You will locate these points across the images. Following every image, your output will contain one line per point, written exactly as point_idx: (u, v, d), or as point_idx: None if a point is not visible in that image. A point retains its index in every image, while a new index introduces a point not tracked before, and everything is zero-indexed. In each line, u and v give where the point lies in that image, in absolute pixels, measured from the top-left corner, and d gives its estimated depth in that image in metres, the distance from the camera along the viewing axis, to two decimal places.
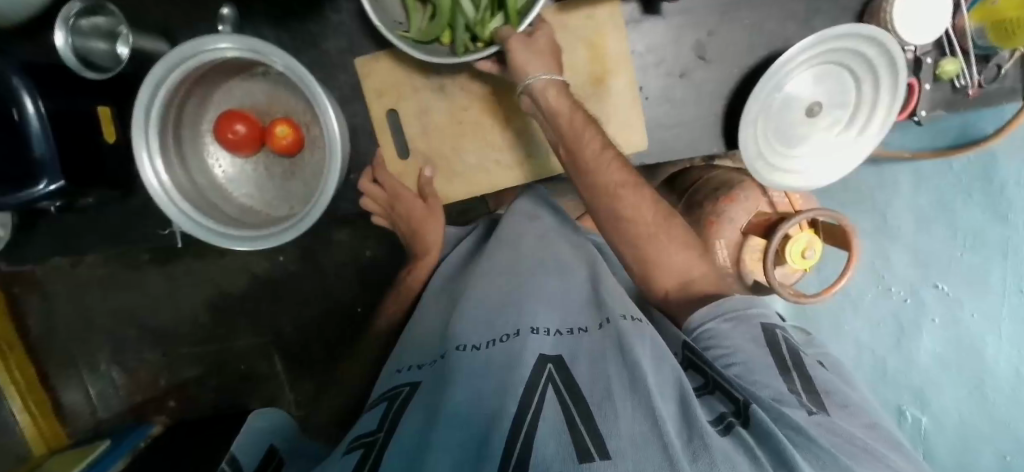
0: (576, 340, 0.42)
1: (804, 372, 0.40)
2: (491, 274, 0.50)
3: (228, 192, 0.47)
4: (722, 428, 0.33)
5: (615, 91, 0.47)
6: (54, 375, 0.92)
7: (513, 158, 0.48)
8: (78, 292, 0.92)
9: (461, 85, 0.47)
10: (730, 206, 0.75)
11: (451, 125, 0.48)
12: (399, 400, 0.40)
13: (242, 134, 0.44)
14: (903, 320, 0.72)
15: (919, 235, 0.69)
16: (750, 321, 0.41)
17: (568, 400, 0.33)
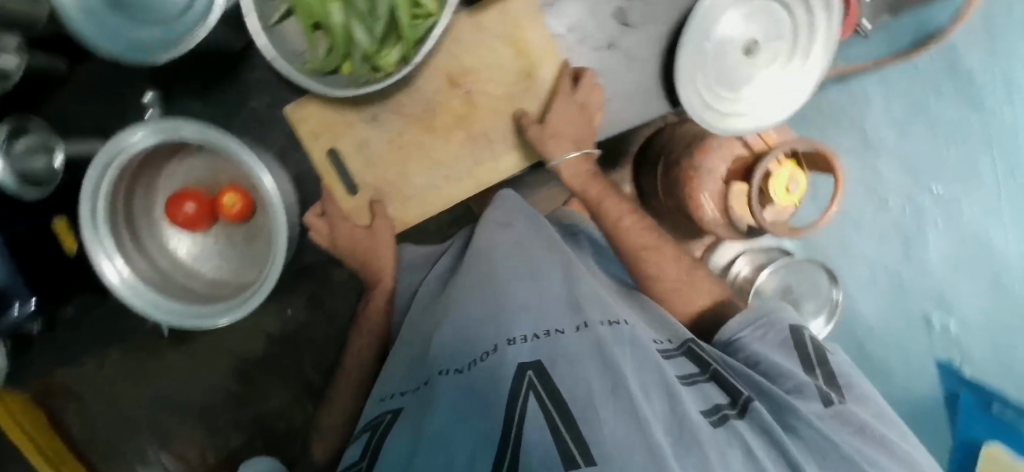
0: (553, 342, 0.40)
1: (827, 368, 0.45)
2: (468, 293, 0.50)
3: (195, 269, 0.48)
4: (718, 419, 0.35)
5: (547, 81, 0.48)
6: None
7: (465, 170, 0.49)
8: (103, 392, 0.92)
9: (395, 110, 0.47)
10: (705, 157, 0.75)
11: (393, 150, 0.48)
12: (382, 428, 0.41)
13: (193, 212, 0.44)
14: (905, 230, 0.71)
15: (903, 141, 0.69)
16: (776, 325, 0.48)
17: (551, 408, 0.32)
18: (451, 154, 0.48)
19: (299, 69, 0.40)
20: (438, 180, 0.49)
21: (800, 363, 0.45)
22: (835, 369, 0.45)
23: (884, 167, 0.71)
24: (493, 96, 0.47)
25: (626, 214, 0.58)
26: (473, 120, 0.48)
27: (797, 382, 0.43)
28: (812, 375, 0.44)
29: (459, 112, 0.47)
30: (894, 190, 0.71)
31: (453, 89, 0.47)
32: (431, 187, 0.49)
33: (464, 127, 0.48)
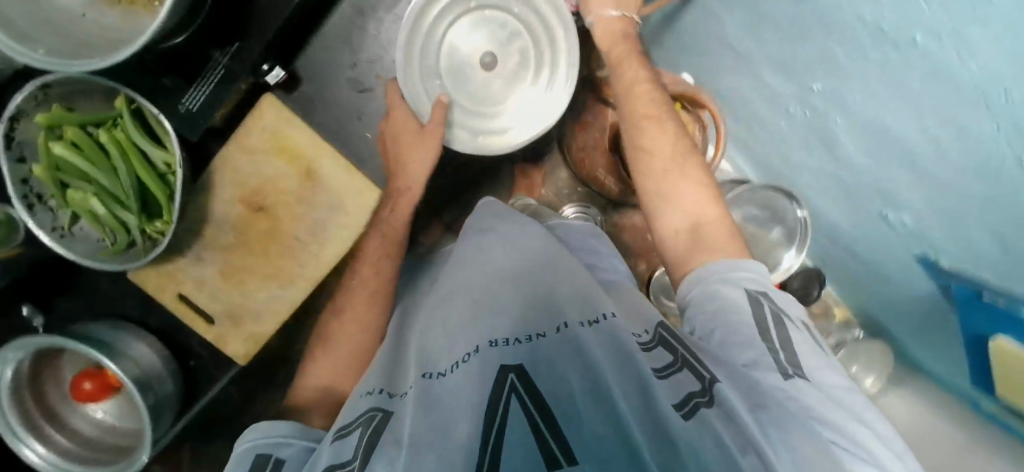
0: (534, 348, 0.35)
1: (785, 335, 0.39)
2: (446, 304, 0.46)
3: (118, 425, 0.57)
4: (688, 411, 0.28)
5: (329, 175, 0.51)
6: None
7: (288, 279, 0.52)
8: None
9: (210, 245, 0.51)
10: (585, 133, 0.75)
11: (225, 281, 0.52)
12: (371, 425, 0.34)
13: (88, 388, 0.53)
14: (820, 132, 0.62)
15: (761, 45, 0.59)
16: (734, 283, 0.42)
17: (536, 417, 0.29)
18: (277, 265, 0.52)
19: (96, 255, 0.47)
20: (277, 290, 0.52)
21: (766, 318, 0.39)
22: (796, 335, 0.39)
23: (768, 78, 0.62)
24: (291, 199, 0.51)
25: (640, 88, 0.57)
26: (280, 229, 0.52)
27: (755, 353, 0.36)
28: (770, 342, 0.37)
29: (259, 230, 0.51)
30: (789, 97, 0.62)
31: (252, 212, 0.51)
32: (276, 296, 0.52)
33: (277, 238, 0.52)
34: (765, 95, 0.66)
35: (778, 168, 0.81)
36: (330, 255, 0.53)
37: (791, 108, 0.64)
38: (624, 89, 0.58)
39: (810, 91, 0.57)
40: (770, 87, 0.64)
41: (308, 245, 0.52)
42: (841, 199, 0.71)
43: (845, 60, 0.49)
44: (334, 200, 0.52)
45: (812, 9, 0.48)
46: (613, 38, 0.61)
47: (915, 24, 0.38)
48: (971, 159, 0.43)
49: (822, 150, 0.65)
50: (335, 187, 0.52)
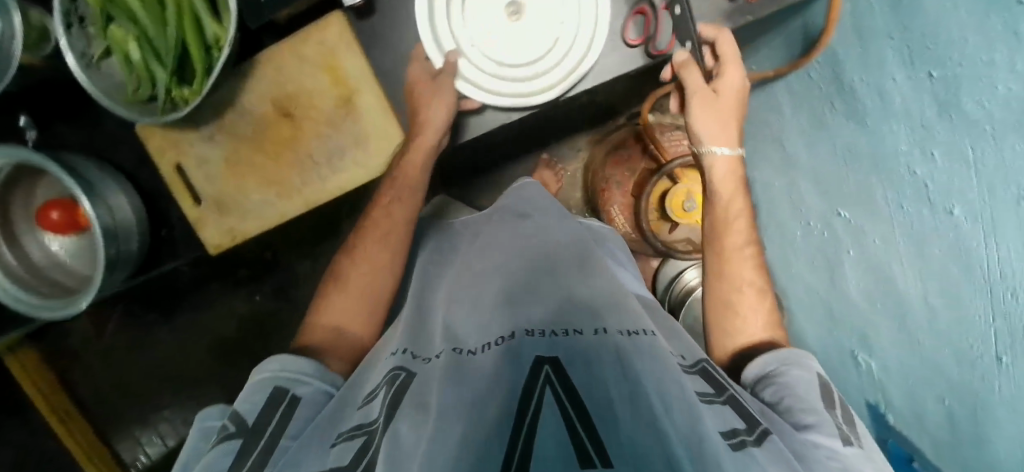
0: (570, 342, 0.39)
1: (848, 415, 0.42)
2: (487, 286, 0.51)
3: (68, 265, 0.55)
4: (736, 443, 0.33)
5: (366, 109, 0.51)
6: (110, 432, 1.18)
7: (285, 191, 0.51)
8: (109, 361, 1.16)
9: (226, 131, 0.50)
10: (615, 169, 0.77)
11: (227, 170, 0.51)
12: (394, 385, 0.40)
13: (54, 220, 0.51)
14: (829, 256, 0.63)
15: (811, 154, 0.59)
16: (806, 366, 0.46)
17: (568, 406, 0.32)
18: (281, 175, 0.51)
19: (114, 97, 0.47)
20: (264, 198, 0.52)
21: (823, 399, 0.43)
22: (853, 418, 0.42)
23: (804, 186, 0.63)
24: (323, 117, 0.51)
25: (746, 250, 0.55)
26: (299, 140, 0.51)
27: (815, 419, 0.40)
28: (833, 412, 0.42)
29: (274, 134, 0.51)
30: (814, 211, 0.63)
31: (279, 116, 0.51)
32: (268, 204, 0.52)
33: (291, 148, 0.51)
34: (793, 202, 0.67)
35: (776, 272, 0.82)
36: (335, 184, 0.52)
37: (811, 223, 0.64)
38: (718, 220, 0.56)
39: (837, 216, 0.58)
40: (803, 197, 0.64)
41: (318, 166, 0.52)
42: (822, 324, 0.72)
43: (885, 207, 0.49)
44: (359, 133, 0.51)
45: (870, 143, 0.48)
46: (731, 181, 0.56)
47: (960, 200, 0.39)
48: (957, 337, 0.45)
49: (824, 272, 0.66)
50: (367, 123, 0.51)
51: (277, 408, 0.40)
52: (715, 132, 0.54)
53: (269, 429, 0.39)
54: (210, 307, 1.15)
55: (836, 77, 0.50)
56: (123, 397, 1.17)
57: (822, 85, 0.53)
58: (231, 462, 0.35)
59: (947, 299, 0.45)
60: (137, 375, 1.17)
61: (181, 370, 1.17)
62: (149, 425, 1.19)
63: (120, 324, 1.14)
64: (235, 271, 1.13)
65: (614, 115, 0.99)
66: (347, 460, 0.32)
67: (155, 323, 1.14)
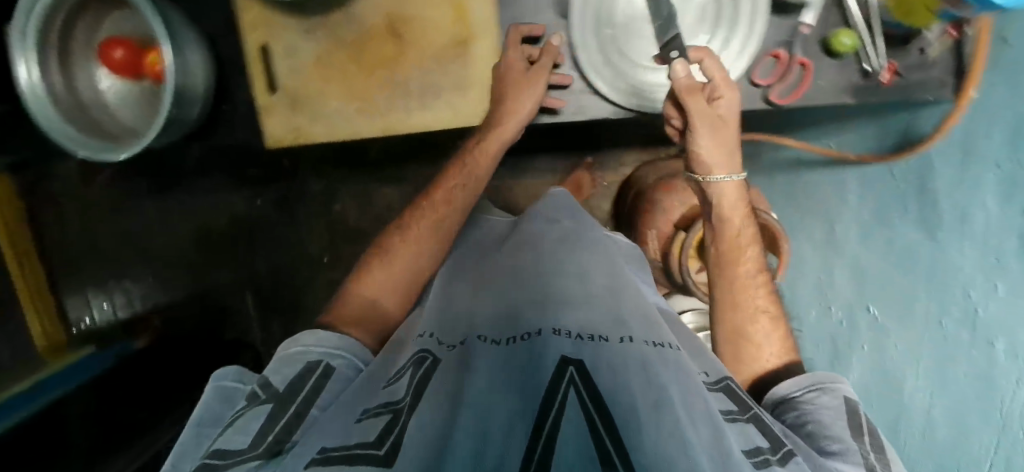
0: (596, 347, 0.36)
1: (880, 439, 0.39)
2: (512, 281, 0.49)
3: (113, 111, 0.51)
4: (761, 461, 0.32)
5: (479, 55, 0.46)
6: (61, 283, 1.10)
7: (362, 109, 0.47)
8: (85, 213, 1.08)
9: (327, 27, 0.46)
10: (665, 195, 0.72)
11: (313, 68, 0.47)
12: (422, 367, 0.40)
13: (119, 58, 0.47)
14: (840, 344, 0.65)
15: (862, 247, 0.60)
16: (833, 391, 0.43)
17: (591, 409, 0.30)
18: (364, 90, 0.47)
19: None
20: (340, 111, 0.48)
21: (850, 426, 0.40)
22: (885, 443, 0.39)
23: (840, 274, 0.64)
24: (427, 50, 0.46)
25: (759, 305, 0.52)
26: (397, 64, 0.46)
27: (839, 447, 0.38)
28: (860, 439, 0.39)
29: (371, 50, 0.46)
30: (840, 298, 0.64)
31: (383, 27, 0.46)
32: (341, 118, 0.48)
33: (387, 69, 0.47)
34: (818, 284, 0.69)
35: None
36: (419, 123, 0.47)
37: (832, 309, 0.66)
38: (723, 246, 0.52)
39: (863, 310, 0.60)
40: (834, 285, 0.65)
41: (409, 97, 0.47)
42: None
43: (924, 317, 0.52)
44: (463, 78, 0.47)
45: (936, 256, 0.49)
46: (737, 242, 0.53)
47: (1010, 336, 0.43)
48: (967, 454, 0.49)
49: (826, 356, 0.68)
50: (474, 69, 0.47)
51: (311, 376, 0.41)
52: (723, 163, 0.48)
53: (302, 394, 0.39)
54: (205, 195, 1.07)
55: (917, 181, 0.51)
56: (86, 254, 1.10)
57: (900, 185, 0.54)
58: (261, 422, 0.35)
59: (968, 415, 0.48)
60: (107, 238, 1.09)
61: (154, 247, 1.10)
62: (104, 290, 1.12)
63: (109, 181, 1.07)
64: None
65: (665, 140, 0.97)
66: (371, 435, 0.32)
67: (144, 191, 1.06)
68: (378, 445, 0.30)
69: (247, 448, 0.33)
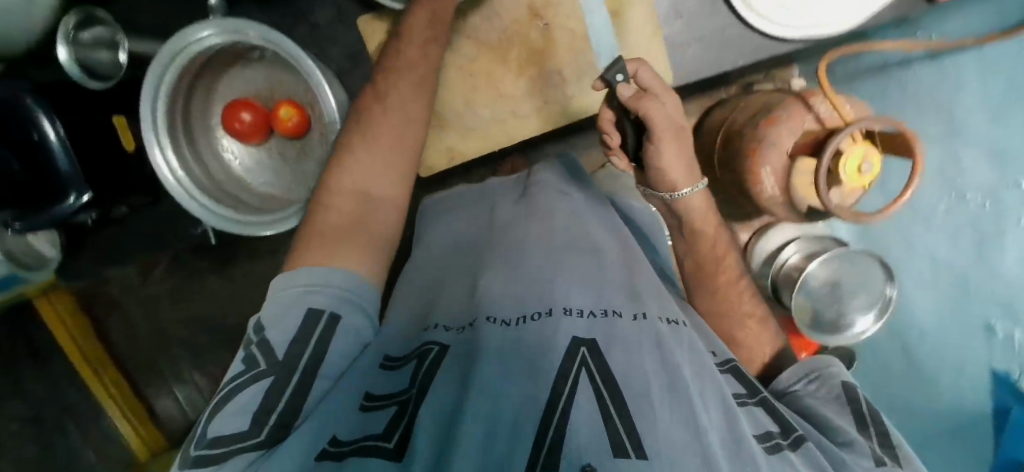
0: (610, 323, 0.39)
1: (882, 428, 0.40)
2: (506, 264, 0.47)
3: (247, 182, 0.51)
4: (772, 447, 0.33)
5: (623, 28, 0.53)
6: (145, 386, 1.05)
7: (524, 109, 0.57)
8: (151, 306, 1.02)
9: (467, 39, 0.54)
10: (771, 129, 0.69)
11: (460, 77, 0.56)
12: (425, 360, 0.37)
13: (249, 122, 0.47)
14: (982, 228, 0.64)
15: (991, 127, 0.59)
16: (830, 380, 0.45)
17: (603, 393, 0.30)
18: (513, 94, 0.57)
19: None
20: (507, 116, 0.57)
21: (852, 420, 0.41)
22: (890, 433, 0.40)
23: (967, 156, 0.63)
24: (574, 38, 0.54)
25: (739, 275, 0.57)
26: (550, 55, 0.55)
27: (844, 436, 0.38)
28: (864, 432, 0.40)
29: (526, 56, 0.55)
30: (972, 186, 0.64)
31: (534, 22, 0.53)
32: (495, 121, 0.58)
33: (538, 63, 0.55)
34: (945, 176, 0.68)
35: (890, 244, 0.83)
36: (578, 107, 0.57)
37: (968, 196, 0.65)
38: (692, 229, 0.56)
39: (1010, 187, 0.59)
40: (963, 170, 0.64)
41: (565, 84, 0.56)
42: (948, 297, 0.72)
43: None
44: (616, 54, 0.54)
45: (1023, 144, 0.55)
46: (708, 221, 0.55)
47: None
48: None
49: (970, 245, 0.67)
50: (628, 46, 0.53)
51: (316, 328, 0.38)
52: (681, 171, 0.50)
53: (304, 360, 0.37)
54: (270, 257, 1.00)
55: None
56: (159, 351, 1.05)
57: None
58: (263, 399, 0.34)
59: None
60: (178, 325, 1.04)
61: (228, 327, 1.03)
62: (186, 381, 1.06)
63: (166, 270, 1.00)
64: None
65: (726, 83, 0.92)
66: (381, 426, 0.32)
67: (207, 271, 1.01)
68: (387, 439, 0.30)
69: (251, 432, 0.33)
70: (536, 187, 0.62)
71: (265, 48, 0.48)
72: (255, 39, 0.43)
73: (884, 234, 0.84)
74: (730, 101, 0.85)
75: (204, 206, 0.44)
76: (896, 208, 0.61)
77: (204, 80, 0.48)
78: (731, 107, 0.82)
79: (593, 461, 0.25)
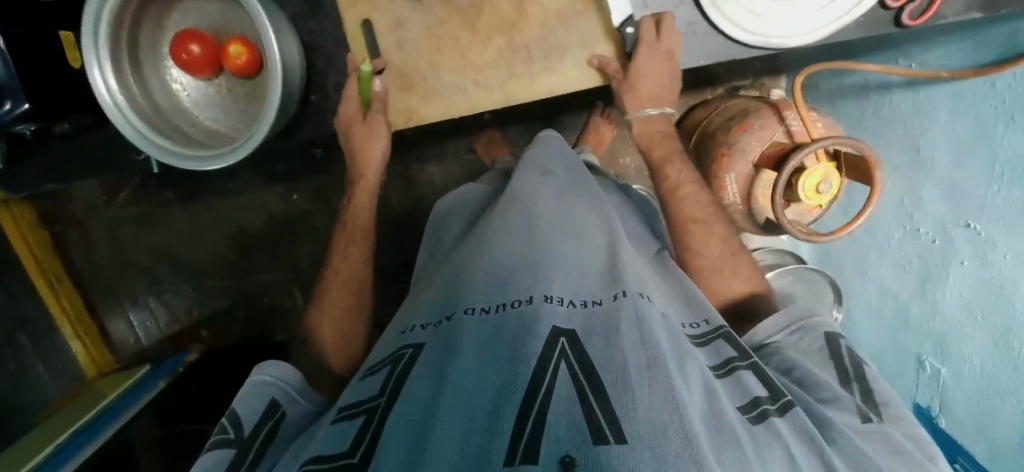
0: (589, 313, 0.41)
1: (866, 384, 0.42)
2: (501, 247, 0.49)
3: (194, 115, 0.51)
4: (757, 416, 0.34)
5: (604, 12, 0.52)
6: (100, 307, 1.08)
7: (492, 81, 0.55)
8: (113, 231, 1.04)
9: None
10: (743, 136, 0.69)
11: (425, 38, 0.54)
12: (401, 363, 0.40)
13: (197, 55, 0.46)
14: (930, 264, 0.64)
15: (954, 165, 0.58)
16: (814, 331, 0.46)
17: (582, 380, 0.32)
18: (481, 65, 0.54)
19: None
20: (467, 82, 0.55)
21: (835, 374, 0.42)
22: (872, 385, 0.41)
23: (927, 192, 0.63)
24: (546, 14, 0.52)
25: (686, 182, 0.60)
26: (521, 29, 0.53)
27: (830, 393, 0.40)
28: (848, 387, 0.41)
29: (496, 26, 0.53)
30: (929, 218, 0.63)
31: None
32: (459, 89, 0.56)
33: (508, 35, 0.53)
34: (902, 210, 0.68)
35: (844, 265, 0.85)
36: (544, 86, 0.55)
37: (920, 230, 0.65)
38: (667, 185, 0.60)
39: (964, 227, 0.58)
40: (922, 204, 0.64)
41: (532, 61, 0.54)
42: (885, 326, 0.75)
43: (982, 225, 0.55)
44: (588, 36, 0.53)
45: (985, 191, 0.54)
46: (654, 138, 0.61)
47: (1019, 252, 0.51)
48: (1005, 379, 0.55)
49: (915, 279, 0.67)
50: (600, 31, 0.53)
51: (269, 421, 0.44)
52: (636, 103, 0.56)
53: (262, 437, 0.42)
54: (236, 196, 1.02)
55: (1005, 109, 0.51)
56: (119, 276, 1.07)
57: (1003, 100, 0.51)
58: (226, 465, 0.39)
59: (970, 311, 0.58)
60: (140, 253, 1.06)
61: (186, 258, 1.06)
62: (142, 306, 1.09)
63: (130, 197, 1.02)
64: (272, 163, 0.98)
65: (713, 83, 0.92)
66: (348, 441, 0.33)
67: (171, 202, 1.02)
68: (352, 455, 0.32)
69: None
70: (522, 164, 0.62)
71: None
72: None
73: (842, 256, 0.85)
74: (717, 100, 0.85)
75: (136, 131, 0.44)
76: (845, 232, 0.62)
77: (158, 5, 0.48)
78: (720, 102, 0.82)
79: (573, 451, 0.25)
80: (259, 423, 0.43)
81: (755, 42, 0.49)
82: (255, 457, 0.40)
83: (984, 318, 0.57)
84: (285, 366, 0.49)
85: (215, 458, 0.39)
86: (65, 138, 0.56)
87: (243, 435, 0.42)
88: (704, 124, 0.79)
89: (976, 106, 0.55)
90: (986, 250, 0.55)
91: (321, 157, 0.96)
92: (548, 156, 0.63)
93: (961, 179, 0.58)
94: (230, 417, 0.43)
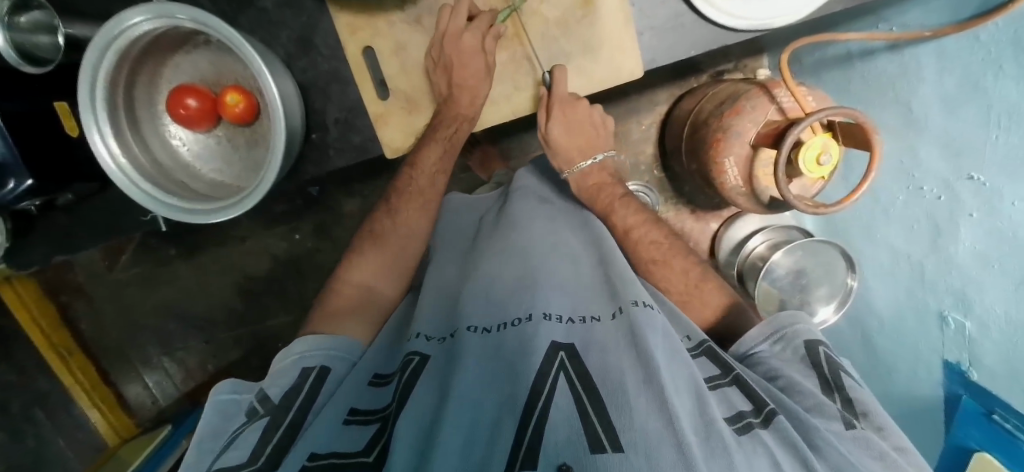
0: (587, 329, 0.42)
1: (846, 393, 0.41)
2: (504, 270, 0.50)
3: (195, 169, 0.52)
4: (741, 427, 0.34)
5: (604, 13, 0.52)
6: (112, 373, 1.06)
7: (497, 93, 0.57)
8: (118, 294, 1.03)
9: (426, 24, 0.53)
10: (736, 119, 0.70)
11: (424, 61, 0.54)
12: (408, 370, 0.41)
13: (194, 108, 0.46)
14: (940, 219, 0.64)
15: (949, 119, 0.59)
16: (793, 341, 0.46)
17: (580, 392, 0.33)
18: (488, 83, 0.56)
19: None
20: None
21: (819, 384, 0.42)
22: (854, 394, 0.40)
23: (925, 148, 0.63)
24: (546, 23, 0.53)
25: (636, 224, 0.61)
26: (522, 40, 0.54)
27: (812, 400, 0.40)
28: (829, 396, 0.41)
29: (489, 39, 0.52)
30: (931, 175, 0.63)
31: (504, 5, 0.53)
32: None
33: (510, 47, 0.55)
34: (902, 168, 0.68)
35: (851, 231, 0.86)
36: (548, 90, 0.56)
37: (924, 187, 0.65)
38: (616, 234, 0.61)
39: (967, 179, 0.57)
40: (922, 162, 0.65)
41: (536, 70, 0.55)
42: (904, 288, 0.74)
43: (984, 170, 0.55)
44: (590, 41, 0.54)
45: (983, 140, 0.54)
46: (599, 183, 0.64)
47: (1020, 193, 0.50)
48: None
49: (926, 235, 0.67)
50: (602, 32, 0.53)
51: (308, 380, 0.45)
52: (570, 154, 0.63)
53: (297, 403, 0.42)
54: (238, 243, 1.01)
55: (993, 59, 0.51)
56: (128, 338, 1.06)
57: (989, 52, 0.52)
58: (257, 440, 0.37)
59: (985, 258, 0.57)
60: (147, 312, 1.05)
61: (196, 312, 1.05)
62: (156, 367, 1.07)
63: (134, 258, 1.01)
64: (271, 205, 0.98)
65: (696, 71, 0.93)
66: (364, 442, 0.36)
67: (174, 258, 1.02)
68: (368, 453, 0.34)
69: (246, 463, 0.35)
70: (518, 191, 0.65)
71: (210, 33, 0.47)
72: (186, 22, 0.41)
73: (848, 220, 0.86)
74: (699, 88, 0.87)
75: (137, 189, 0.44)
76: (850, 199, 0.61)
77: (152, 62, 0.48)
78: (702, 89, 0.85)
79: (570, 459, 0.28)
80: (293, 390, 0.43)
81: (743, 25, 0.50)
82: (294, 419, 0.40)
83: (1000, 266, 0.56)
84: (317, 338, 0.49)
85: (255, 429, 0.39)
86: (72, 208, 0.57)
87: (275, 404, 0.41)
88: (697, 113, 0.81)
89: (965, 60, 0.55)
90: (988, 198, 0.55)
91: (319, 193, 0.97)
92: (547, 185, 0.68)
93: (958, 131, 0.58)
94: (260, 398, 0.43)
